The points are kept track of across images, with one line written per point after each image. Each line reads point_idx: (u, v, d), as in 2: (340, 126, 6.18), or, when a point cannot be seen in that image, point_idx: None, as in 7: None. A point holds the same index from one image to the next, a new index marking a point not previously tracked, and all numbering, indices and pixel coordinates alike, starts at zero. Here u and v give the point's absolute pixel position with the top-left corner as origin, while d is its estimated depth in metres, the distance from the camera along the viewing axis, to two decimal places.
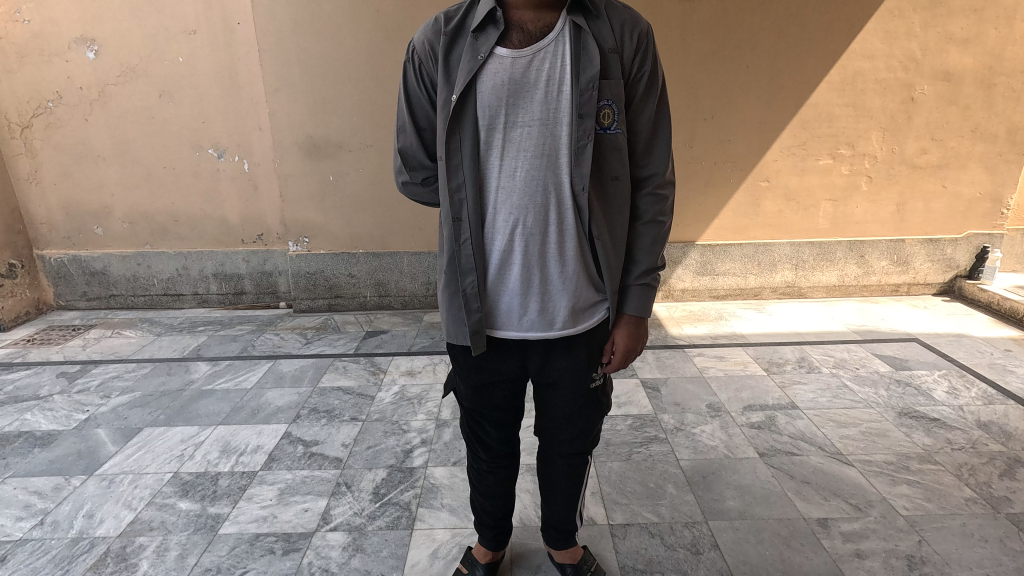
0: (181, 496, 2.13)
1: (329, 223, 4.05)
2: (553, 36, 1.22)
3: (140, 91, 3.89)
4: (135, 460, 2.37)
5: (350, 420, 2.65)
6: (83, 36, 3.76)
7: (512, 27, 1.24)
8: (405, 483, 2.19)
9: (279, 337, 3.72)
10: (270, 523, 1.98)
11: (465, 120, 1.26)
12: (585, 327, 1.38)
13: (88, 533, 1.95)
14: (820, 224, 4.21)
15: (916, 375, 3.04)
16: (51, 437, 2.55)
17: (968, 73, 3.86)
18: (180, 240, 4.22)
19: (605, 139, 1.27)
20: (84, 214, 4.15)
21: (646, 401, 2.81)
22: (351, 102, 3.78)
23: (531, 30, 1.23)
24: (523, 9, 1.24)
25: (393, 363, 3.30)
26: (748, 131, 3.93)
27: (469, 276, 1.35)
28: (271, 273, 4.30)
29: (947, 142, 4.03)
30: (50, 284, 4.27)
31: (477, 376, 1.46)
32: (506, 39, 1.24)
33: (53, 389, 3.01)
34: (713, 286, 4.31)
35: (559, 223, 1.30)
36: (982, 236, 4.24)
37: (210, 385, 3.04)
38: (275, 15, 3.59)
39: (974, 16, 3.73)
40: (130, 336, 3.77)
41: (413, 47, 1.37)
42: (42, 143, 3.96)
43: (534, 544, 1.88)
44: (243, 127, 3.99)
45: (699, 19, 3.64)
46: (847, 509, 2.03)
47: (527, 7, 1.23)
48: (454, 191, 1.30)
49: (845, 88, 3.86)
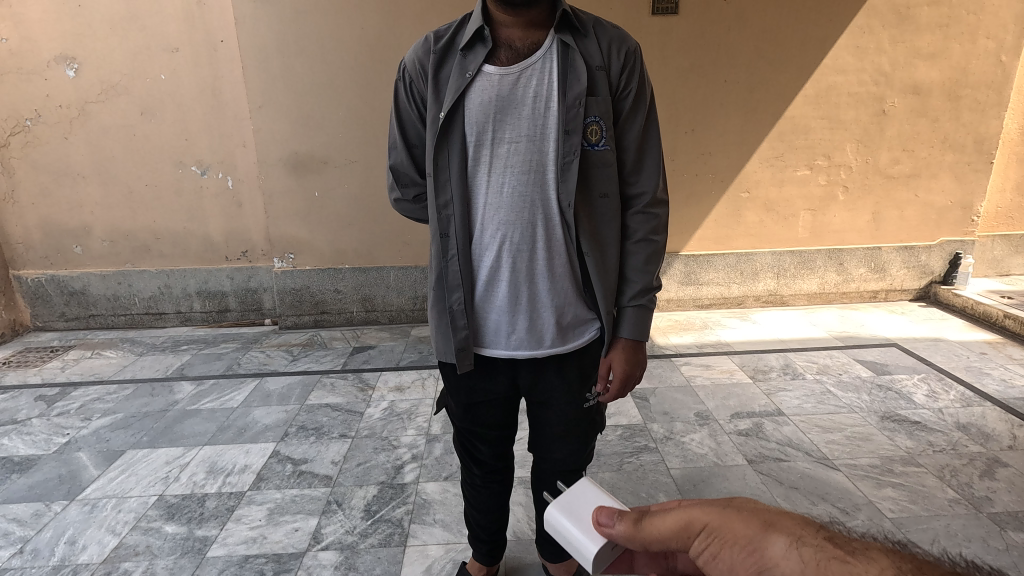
0: (167, 519, 2.09)
1: (315, 238, 4.04)
2: (540, 54, 1.26)
3: (121, 109, 3.87)
4: (118, 483, 2.32)
5: (339, 437, 2.63)
6: (63, 54, 3.73)
7: (501, 44, 1.28)
8: (397, 499, 2.18)
9: (265, 354, 3.68)
10: (258, 544, 1.95)
11: (454, 138, 1.29)
12: (574, 345, 1.41)
13: (70, 560, 1.90)
14: (800, 233, 4.31)
15: (896, 379, 3.11)
16: (30, 462, 2.49)
17: (936, 86, 4.02)
18: (163, 258, 4.17)
19: (592, 155, 1.30)
20: (63, 233, 4.08)
21: (635, 411, 2.84)
22: (337, 118, 3.79)
23: (520, 48, 1.27)
24: (512, 27, 1.27)
25: (381, 379, 3.27)
26: (727, 144, 4.03)
27: (456, 292, 1.38)
28: (256, 289, 4.26)
29: (919, 152, 4.18)
30: (26, 304, 4.18)
31: (469, 394, 1.47)
32: (495, 56, 1.27)
33: (31, 413, 2.93)
34: (698, 296, 4.36)
35: (546, 239, 1.32)
36: (955, 243, 4.39)
37: (195, 405, 2.99)
38: (260, 33, 3.60)
39: (940, 32, 3.90)
40: (111, 357, 3.69)
41: (404, 65, 1.41)
42: (20, 162, 3.91)
43: (528, 557, 1.88)
44: (227, 144, 3.99)
45: (678, 35, 3.74)
46: (835, 513, 2.07)
47: (516, 25, 1.27)
48: (442, 207, 1.33)
49: (819, 101, 3.99)
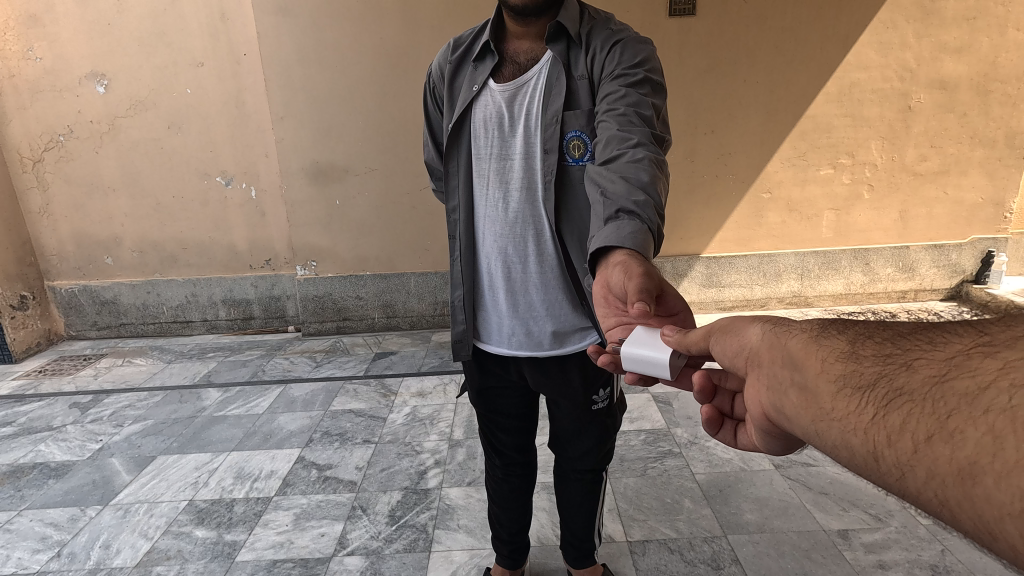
0: (197, 524, 2.13)
1: (336, 247, 4.09)
2: (536, 69, 1.30)
3: (149, 123, 3.98)
4: (149, 488, 2.37)
5: (363, 442, 2.65)
6: (94, 71, 3.86)
7: (508, 58, 1.36)
8: (421, 504, 2.18)
9: (289, 362, 3.72)
10: (286, 548, 1.98)
11: (460, 148, 1.40)
12: (574, 349, 1.39)
13: (105, 563, 1.95)
14: (824, 233, 4.23)
15: None
16: (65, 468, 2.56)
17: (964, 81, 3.92)
18: (189, 267, 4.27)
19: (575, 169, 1.29)
20: (95, 245, 4.21)
21: (658, 416, 2.80)
22: (357, 128, 3.85)
23: (523, 62, 1.34)
24: (521, 40, 1.35)
25: (403, 385, 3.29)
26: (748, 145, 3.98)
27: (458, 290, 1.48)
28: (279, 297, 4.33)
29: (947, 148, 4.07)
30: (60, 314, 4.32)
31: (481, 381, 1.50)
32: (499, 71, 1.35)
33: (66, 419, 3.02)
34: (720, 299, 4.30)
35: (538, 254, 1.35)
36: (987, 240, 4.27)
37: (222, 411, 3.04)
38: (281, 45, 3.67)
39: (967, 25, 3.80)
40: (141, 365, 3.79)
41: (431, 72, 1.50)
42: (54, 176, 4.05)
43: (553, 563, 1.86)
44: (249, 154, 4.07)
45: (696, 35, 3.70)
46: (867, 519, 2.01)
47: (524, 38, 1.35)
48: (450, 211, 1.46)
49: (842, 98, 3.92)
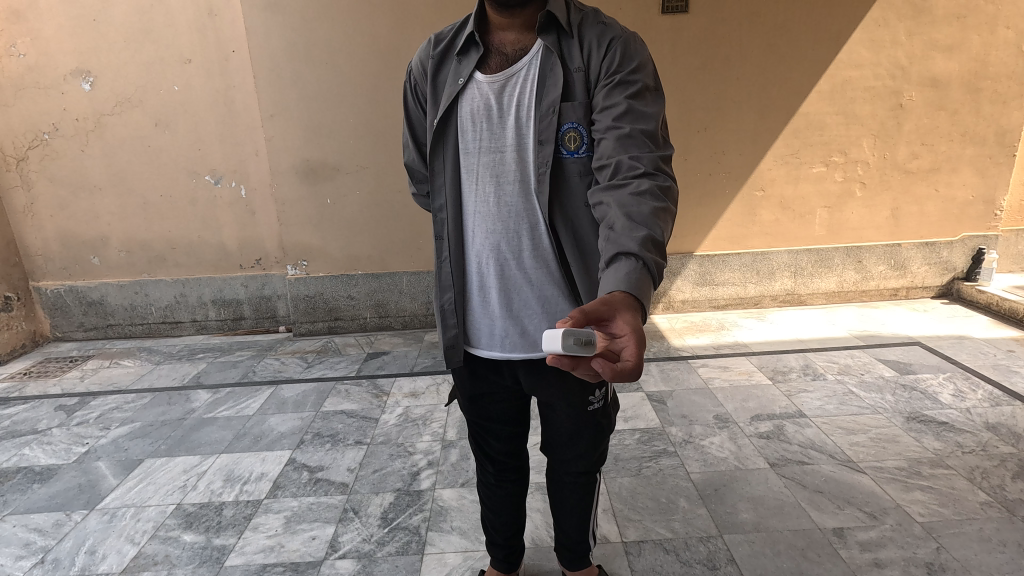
0: (185, 528, 2.09)
1: (327, 246, 4.05)
2: (526, 60, 1.28)
3: (137, 120, 3.92)
4: (137, 492, 2.33)
5: (355, 444, 2.61)
6: (80, 68, 3.80)
7: (494, 49, 1.33)
8: (414, 506, 2.16)
9: (279, 362, 3.68)
10: (277, 552, 1.94)
11: (447, 144, 1.37)
12: None
13: (90, 570, 1.91)
14: (817, 231, 4.24)
15: (921, 380, 3.01)
16: (50, 471, 2.51)
17: (955, 78, 3.94)
18: (178, 267, 4.21)
19: (570, 163, 1.26)
20: (81, 244, 4.14)
21: (653, 415, 2.79)
22: (349, 125, 3.81)
23: (510, 53, 1.30)
24: (506, 30, 1.31)
25: (395, 385, 3.25)
26: (741, 143, 3.98)
27: (448, 292, 1.44)
28: (270, 297, 4.28)
29: (938, 146, 4.09)
30: (46, 316, 4.24)
31: (473, 386, 1.49)
32: (485, 63, 1.32)
33: (51, 423, 2.96)
34: (713, 297, 4.30)
35: (533, 249, 1.33)
36: (978, 237, 4.29)
37: (211, 413, 3.00)
38: (271, 42, 3.63)
39: (957, 23, 3.82)
40: (129, 366, 3.72)
41: (410, 69, 1.47)
42: (38, 175, 3.97)
43: (547, 564, 1.84)
44: (239, 153, 4.02)
45: (689, 33, 3.70)
46: (861, 517, 2.01)
47: (510, 29, 1.31)
48: (437, 211, 1.43)
49: (834, 97, 3.93)
